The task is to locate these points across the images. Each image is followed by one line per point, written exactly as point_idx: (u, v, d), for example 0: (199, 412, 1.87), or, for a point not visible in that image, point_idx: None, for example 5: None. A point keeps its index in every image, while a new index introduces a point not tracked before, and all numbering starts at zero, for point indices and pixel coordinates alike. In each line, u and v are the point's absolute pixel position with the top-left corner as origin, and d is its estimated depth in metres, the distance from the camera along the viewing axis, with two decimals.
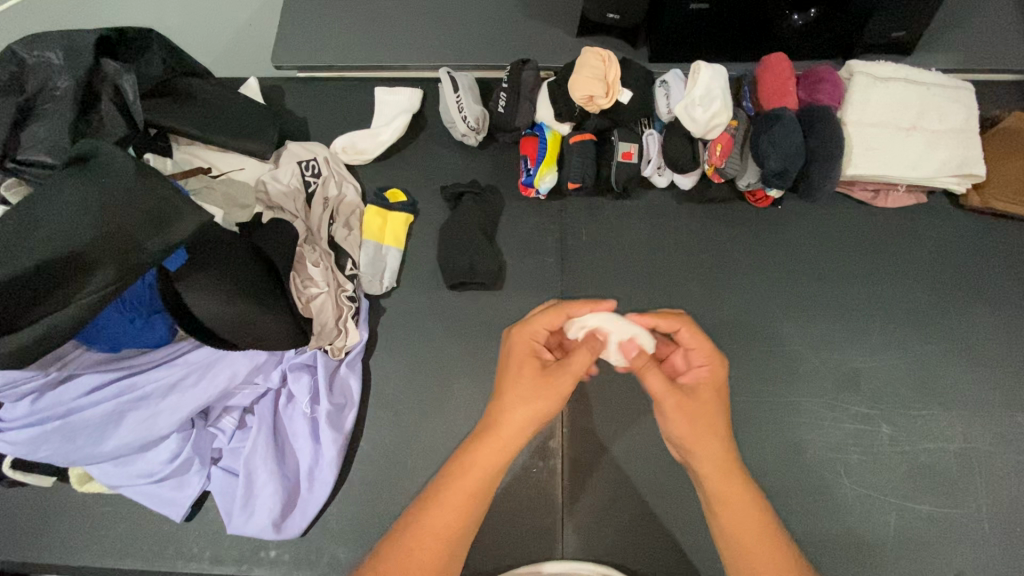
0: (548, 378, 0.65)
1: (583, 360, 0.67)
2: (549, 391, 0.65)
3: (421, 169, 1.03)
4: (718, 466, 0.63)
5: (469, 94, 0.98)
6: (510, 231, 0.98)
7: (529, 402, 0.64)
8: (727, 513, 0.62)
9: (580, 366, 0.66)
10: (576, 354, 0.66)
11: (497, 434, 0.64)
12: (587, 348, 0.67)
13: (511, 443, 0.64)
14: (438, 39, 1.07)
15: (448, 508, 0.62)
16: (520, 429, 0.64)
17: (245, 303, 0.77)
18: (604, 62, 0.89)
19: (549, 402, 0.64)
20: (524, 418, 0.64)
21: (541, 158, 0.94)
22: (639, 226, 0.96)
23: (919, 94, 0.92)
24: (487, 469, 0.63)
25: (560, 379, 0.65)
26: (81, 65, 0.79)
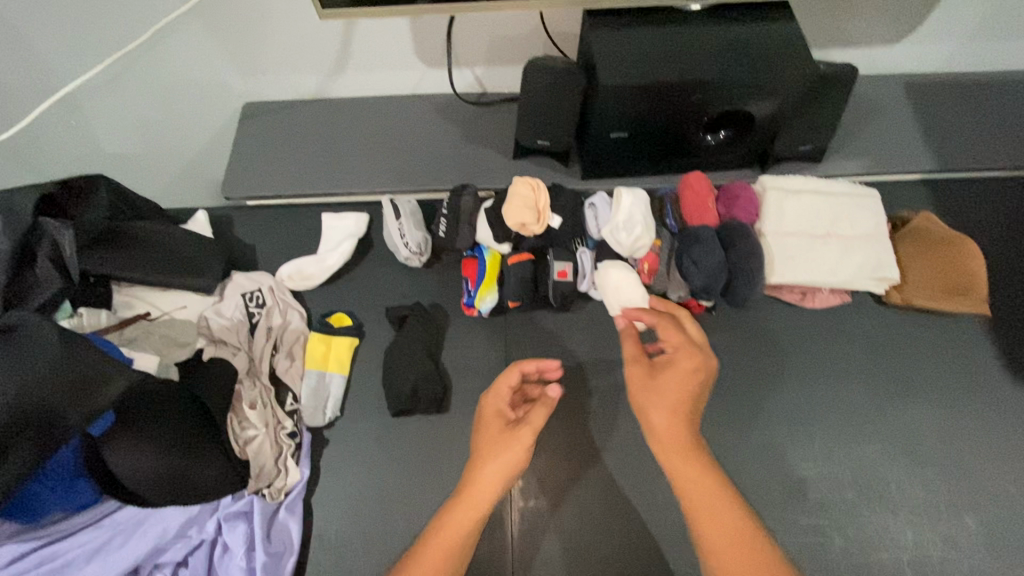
0: (512, 433, 0.72)
1: (541, 415, 0.74)
2: (516, 445, 0.71)
3: (366, 290, 1.05)
4: (682, 460, 0.66)
5: (410, 220, 1.03)
6: (454, 351, 0.99)
7: (497, 456, 0.71)
8: (702, 528, 0.63)
9: (539, 419, 0.74)
10: (535, 410, 0.74)
11: (474, 493, 0.69)
12: (543, 404, 0.75)
13: (488, 497, 0.69)
14: (384, 166, 1.13)
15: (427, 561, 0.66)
16: (490, 485, 0.69)
17: (180, 458, 0.77)
18: (533, 190, 0.95)
19: (519, 450, 0.71)
20: (496, 473, 0.70)
21: (480, 280, 0.98)
22: (580, 339, 0.99)
23: (828, 203, 0.99)
24: (463, 527, 0.67)
25: (523, 432, 0.72)
26: (20, 226, 0.80)
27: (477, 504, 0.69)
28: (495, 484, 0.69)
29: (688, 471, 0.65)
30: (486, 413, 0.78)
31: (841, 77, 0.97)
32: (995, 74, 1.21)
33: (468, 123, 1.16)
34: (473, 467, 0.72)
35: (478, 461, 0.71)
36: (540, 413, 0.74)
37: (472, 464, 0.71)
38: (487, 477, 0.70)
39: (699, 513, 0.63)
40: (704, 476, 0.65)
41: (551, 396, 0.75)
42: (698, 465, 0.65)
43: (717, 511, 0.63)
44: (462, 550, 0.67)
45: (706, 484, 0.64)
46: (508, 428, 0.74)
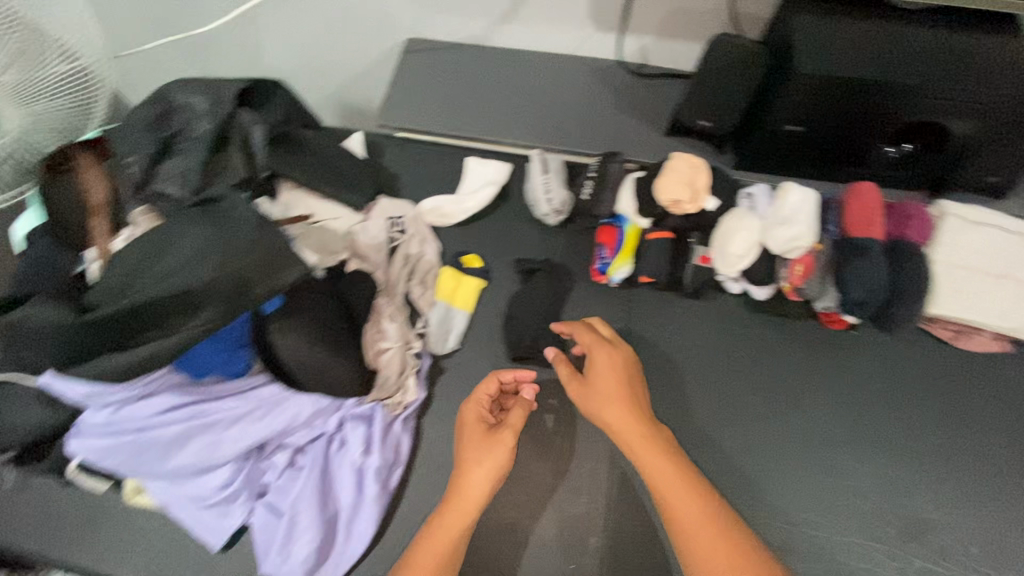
0: (496, 436, 0.77)
1: (520, 416, 0.80)
2: (500, 447, 0.76)
3: (498, 239, 1.07)
4: (658, 465, 0.72)
5: (557, 177, 1.02)
6: (576, 313, 0.99)
7: (482, 462, 0.75)
8: (678, 511, 0.69)
9: (519, 421, 0.79)
10: (512, 411, 0.80)
11: (462, 499, 0.75)
12: (521, 406, 0.81)
13: (478, 499, 0.75)
14: (535, 121, 1.13)
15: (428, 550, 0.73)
16: (479, 493, 0.74)
17: (323, 354, 0.82)
18: (692, 168, 0.92)
19: (502, 456, 0.75)
20: (483, 478, 0.75)
21: (618, 249, 0.96)
22: (707, 329, 0.96)
23: (1012, 242, 0.91)
24: (454, 531, 0.73)
25: (505, 436, 0.77)
26: (221, 113, 0.86)
27: (467, 511, 0.74)
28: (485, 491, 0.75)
29: (664, 470, 0.72)
30: (464, 416, 0.80)
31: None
32: None
33: (624, 93, 1.14)
34: (461, 472, 0.76)
35: (461, 467, 0.76)
36: (518, 417, 0.79)
37: (461, 470, 0.76)
38: (472, 485, 0.75)
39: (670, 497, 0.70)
40: (676, 471, 0.72)
41: (528, 403, 0.81)
42: (666, 460, 0.72)
43: (688, 499, 0.70)
44: (456, 548, 0.73)
45: (680, 478, 0.71)
46: (492, 430, 0.78)
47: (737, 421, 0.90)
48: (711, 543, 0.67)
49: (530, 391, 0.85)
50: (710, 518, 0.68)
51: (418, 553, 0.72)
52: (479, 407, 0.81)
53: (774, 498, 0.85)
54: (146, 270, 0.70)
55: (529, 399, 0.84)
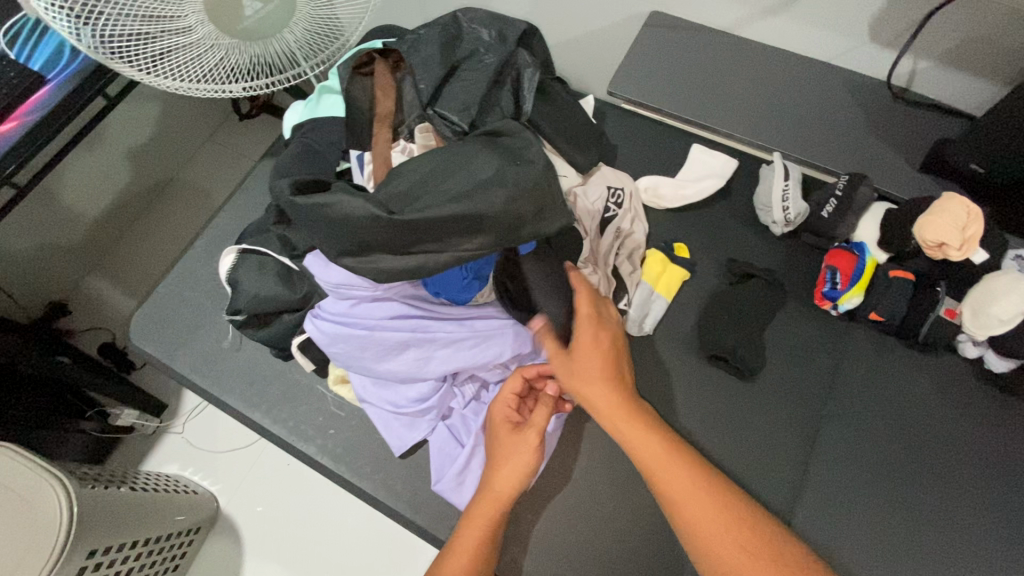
0: (517, 437, 0.79)
1: (544, 416, 0.80)
2: (523, 447, 0.78)
3: (710, 235, 1.04)
4: (643, 441, 0.72)
5: (796, 187, 0.98)
6: (782, 330, 0.94)
7: (505, 462, 0.78)
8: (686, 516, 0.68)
9: (543, 421, 0.80)
10: (536, 412, 0.80)
11: (491, 496, 0.78)
12: (543, 405, 0.80)
13: (508, 494, 0.77)
14: (774, 122, 1.07)
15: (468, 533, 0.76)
16: (508, 488, 0.77)
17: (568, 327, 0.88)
18: (969, 215, 0.85)
19: (528, 456, 0.78)
20: (511, 478, 0.78)
21: (853, 280, 0.90)
22: (926, 385, 0.89)
23: None
24: (484, 528, 0.76)
25: (529, 435, 0.79)
26: (505, 49, 0.88)
27: (497, 504, 0.77)
28: (510, 487, 0.77)
29: (651, 442, 0.72)
30: (494, 419, 0.83)
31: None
32: None
33: (880, 115, 1.06)
34: (490, 471, 0.79)
35: (493, 467, 0.79)
36: (540, 416, 0.80)
37: (490, 466, 0.80)
38: (497, 483, 0.78)
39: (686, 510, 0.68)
40: (659, 446, 0.72)
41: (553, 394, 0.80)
42: (670, 458, 0.71)
43: (693, 496, 0.69)
44: (486, 545, 0.76)
45: (665, 456, 0.71)
46: (517, 430, 0.80)
47: (944, 490, 0.83)
48: (725, 536, 0.66)
49: (552, 387, 0.81)
50: (717, 508, 0.68)
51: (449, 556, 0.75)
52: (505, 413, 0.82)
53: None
54: (435, 183, 0.73)
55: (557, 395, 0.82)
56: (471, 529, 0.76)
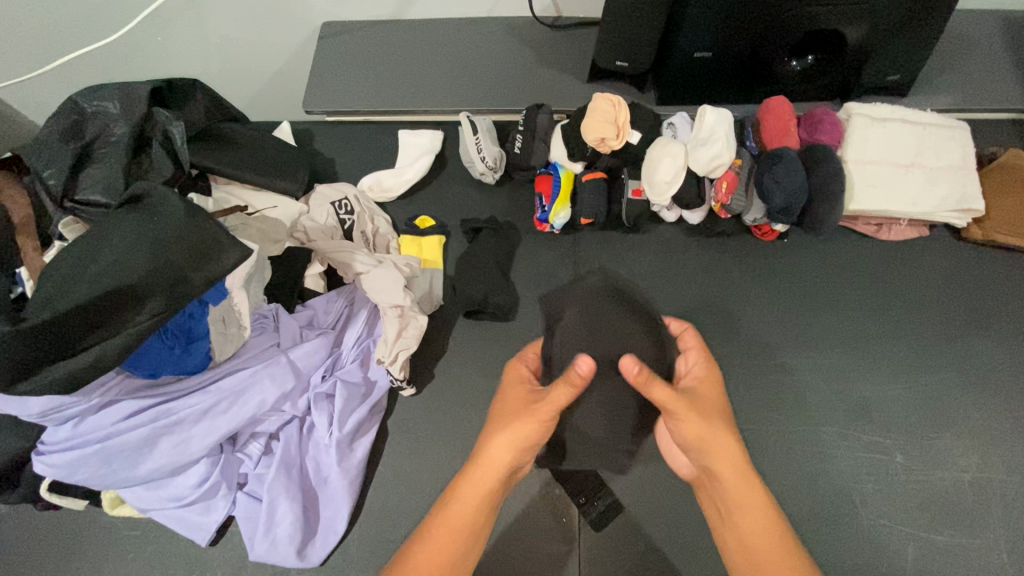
0: (532, 406, 0.66)
1: (567, 396, 0.65)
2: (530, 418, 0.65)
3: (441, 205, 1.09)
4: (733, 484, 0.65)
5: (487, 136, 1.05)
6: (524, 264, 1.02)
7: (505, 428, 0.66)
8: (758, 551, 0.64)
9: (564, 399, 0.65)
10: (556, 388, 0.65)
11: (481, 466, 0.66)
12: (567, 382, 0.64)
13: (503, 467, 0.66)
14: (459, 85, 1.14)
15: (461, 513, 0.66)
16: (505, 461, 0.66)
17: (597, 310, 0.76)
18: (614, 106, 0.95)
19: (531, 434, 0.65)
20: (510, 450, 0.66)
21: (555, 195, 0.99)
22: (648, 258, 1.00)
23: (915, 133, 0.96)
24: (473, 508, 0.66)
25: (541, 407, 0.65)
26: (136, 114, 0.86)
27: (490, 478, 0.66)
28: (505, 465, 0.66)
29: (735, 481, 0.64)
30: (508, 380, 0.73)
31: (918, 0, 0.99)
32: None
33: (542, 48, 1.17)
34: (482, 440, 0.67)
35: (489, 434, 0.67)
36: (563, 391, 0.65)
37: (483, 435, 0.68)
38: (497, 453, 0.66)
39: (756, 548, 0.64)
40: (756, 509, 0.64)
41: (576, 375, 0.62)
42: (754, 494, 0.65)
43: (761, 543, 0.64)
44: (458, 549, 0.65)
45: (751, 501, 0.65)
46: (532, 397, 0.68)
47: None
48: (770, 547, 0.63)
49: (585, 364, 0.63)
50: (769, 521, 0.64)
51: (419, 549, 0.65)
52: (522, 381, 0.72)
53: (734, 405, 0.90)
54: (75, 275, 0.69)
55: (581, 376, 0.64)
56: (472, 483, 0.66)
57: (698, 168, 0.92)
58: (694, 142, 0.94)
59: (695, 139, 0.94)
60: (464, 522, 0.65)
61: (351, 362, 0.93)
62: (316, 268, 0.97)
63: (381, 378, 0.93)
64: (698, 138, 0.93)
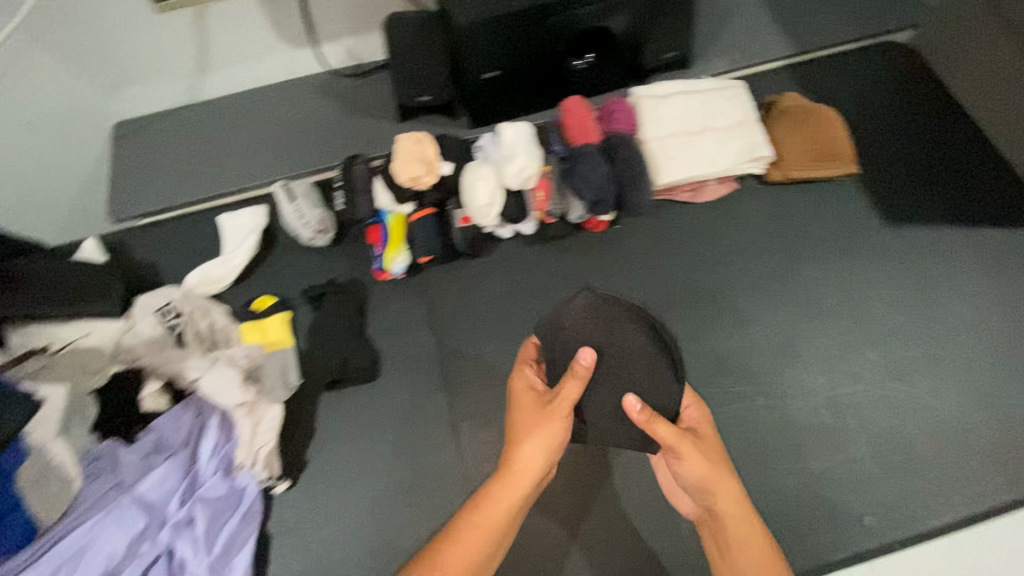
0: (546, 407, 0.71)
1: (575, 391, 0.71)
2: (553, 418, 0.70)
3: (279, 281, 1.02)
4: (732, 509, 0.68)
5: (306, 199, 1.00)
6: (377, 317, 0.99)
7: (535, 433, 0.71)
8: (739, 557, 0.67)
9: (574, 395, 0.71)
10: (567, 384, 0.71)
11: (515, 472, 0.70)
12: (574, 378, 0.71)
13: (533, 471, 0.70)
14: (272, 155, 1.11)
15: (493, 511, 0.69)
16: (536, 458, 0.70)
17: (585, 314, 0.76)
18: (418, 143, 0.96)
19: (557, 428, 0.69)
20: (540, 448, 0.70)
21: (386, 242, 0.97)
22: (497, 279, 1.01)
23: (699, 101, 1.03)
24: (498, 520, 0.68)
25: (559, 406, 0.70)
26: None
27: (523, 477, 0.70)
28: (544, 461, 0.70)
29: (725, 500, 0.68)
30: (517, 393, 0.76)
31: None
32: None
33: (347, 96, 1.15)
34: (513, 442, 0.71)
35: (519, 439, 0.71)
36: (574, 388, 0.71)
37: (512, 440, 0.71)
38: (534, 456, 0.70)
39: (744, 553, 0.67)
40: (746, 522, 0.68)
41: (581, 367, 0.70)
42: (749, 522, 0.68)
43: (749, 553, 0.67)
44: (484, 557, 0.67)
45: (745, 518, 0.68)
46: (544, 402, 0.73)
47: None
48: (755, 561, 0.66)
49: (586, 356, 0.72)
50: (751, 525, 0.68)
51: (451, 555, 0.66)
52: (529, 388, 0.75)
53: None
54: None
55: (583, 367, 0.71)
56: (512, 488, 0.70)
57: (511, 183, 0.94)
58: (502, 159, 0.95)
59: (504, 155, 0.95)
60: (492, 531, 0.68)
61: (211, 477, 0.84)
62: (151, 386, 0.87)
63: (248, 483, 0.86)
64: (505, 153, 0.95)
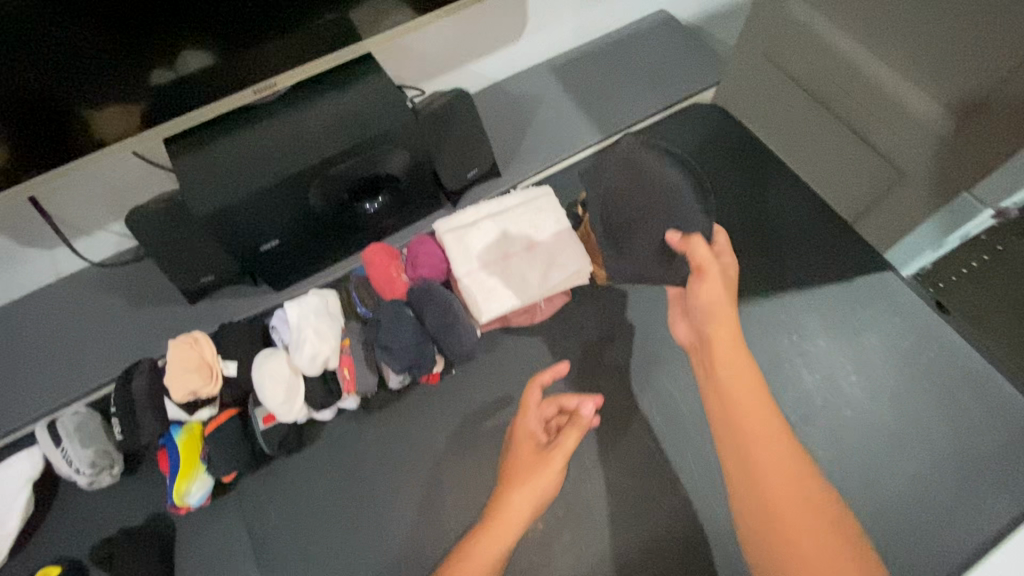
0: (546, 454, 0.77)
1: (572, 440, 0.77)
2: (548, 468, 0.75)
3: (64, 539, 0.85)
4: (774, 454, 0.66)
5: (75, 437, 0.84)
6: (189, 557, 0.83)
7: (527, 482, 0.75)
8: (780, 520, 0.63)
9: (569, 444, 0.77)
10: (568, 433, 0.77)
11: (502, 522, 0.72)
12: (574, 428, 0.77)
13: (520, 523, 0.72)
14: (35, 378, 0.93)
15: (481, 561, 0.69)
16: (522, 512, 0.73)
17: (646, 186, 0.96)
18: (193, 346, 0.83)
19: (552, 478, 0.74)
20: (527, 500, 0.74)
21: (174, 472, 0.83)
22: (325, 469, 0.88)
23: (506, 222, 0.96)
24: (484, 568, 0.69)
25: (553, 458, 0.76)
26: None
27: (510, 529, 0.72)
28: (526, 511, 0.73)
29: (760, 448, 0.66)
30: (520, 436, 0.80)
31: (455, 102, 1.01)
32: (627, 22, 1.26)
33: (129, 288, 1.01)
34: (502, 495, 0.75)
35: (511, 487, 0.75)
36: (570, 437, 0.77)
37: (505, 488, 0.75)
38: (518, 508, 0.73)
39: (778, 510, 0.63)
40: (793, 475, 0.65)
41: (586, 421, 0.77)
42: (796, 468, 0.66)
43: (794, 507, 0.63)
44: None
45: (798, 471, 0.65)
46: (541, 450, 0.78)
47: (400, 542, 0.82)
48: (810, 536, 0.61)
49: (586, 407, 0.79)
50: (800, 480, 0.65)
51: None
52: (532, 432, 0.80)
53: None
54: None
55: (586, 416, 0.79)
56: (495, 538, 0.71)
57: (308, 366, 0.83)
58: (293, 343, 0.84)
59: (296, 338, 0.84)
60: None
61: None
62: None
63: None
64: (296, 337, 0.84)
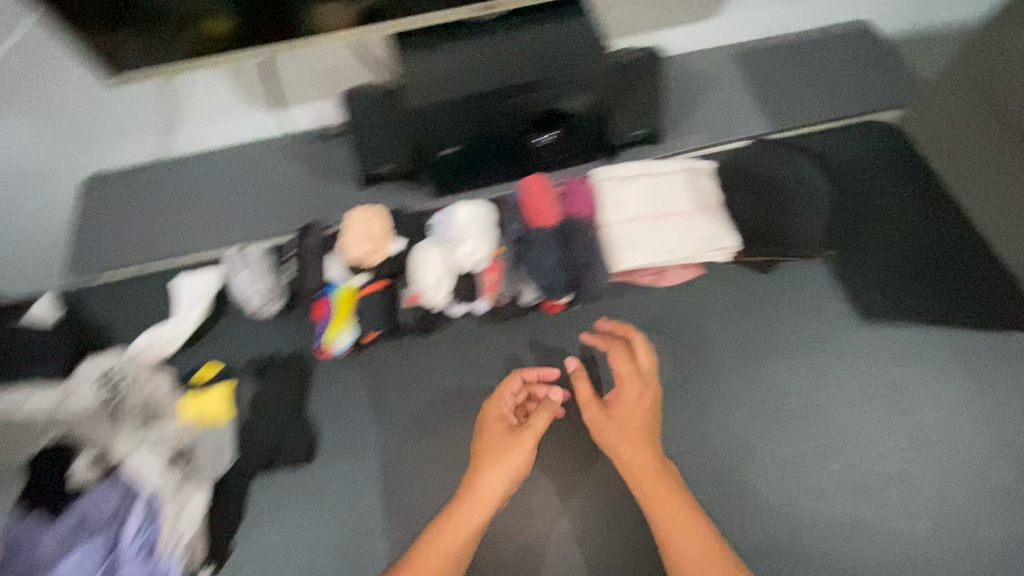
0: (520, 437, 0.83)
1: (543, 422, 0.85)
2: (518, 447, 0.82)
3: (228, 349, 1.01)
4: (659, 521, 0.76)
5: (257, 267, 0.99)
6: (320, 394, 0.96)
7: (498, 461, 0.81)
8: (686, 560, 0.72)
9: (543, 425, 0.84)
10: (537, 418, 0.85)
11: (482, 497, 0.78)
12: (547, 412, 0.86)
13: (495, 497, 0.79)
14: (232, 218, 1.10)
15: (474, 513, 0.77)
16: (495, 487, 0.79)
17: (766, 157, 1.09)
18: (370, 219, 0.97)
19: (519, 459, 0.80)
20: (499, 477, 0.80)
21: (331, 318, 0.94)
22: (446, 358, 0.98)
23: (661, 185, 1.02)
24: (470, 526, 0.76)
25: (525, 438, 0.83)
26: None
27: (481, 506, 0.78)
28: (500, 487, 0.79)
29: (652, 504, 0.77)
30: (492, 413, 0.87)
31: (644, 60, 1.04)
32: (823, 24, 1.23)
33: (316, 161, 1.14)
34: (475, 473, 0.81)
35: (483, 467, 0.81)
36: (541, 420, 0.85)
37: (478, 466, 0.81)
38: (495, 482, 0.79)
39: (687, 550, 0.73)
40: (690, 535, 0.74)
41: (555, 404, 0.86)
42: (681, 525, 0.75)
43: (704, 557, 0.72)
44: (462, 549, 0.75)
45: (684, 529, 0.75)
46: (514, 430, 0.85)
47: None
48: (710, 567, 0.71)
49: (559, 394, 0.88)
50: (686, 533, 0.74)
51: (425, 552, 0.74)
52: (501, 416, 0.87)
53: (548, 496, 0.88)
54: None
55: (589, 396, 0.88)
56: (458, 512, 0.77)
57: (462, 261, 0.94)
58: (455, 239, 0.95)
59: (457, 236, 0.95)
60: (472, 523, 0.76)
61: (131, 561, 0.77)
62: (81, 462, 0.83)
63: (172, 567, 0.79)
64: (456, 235, 0.96)
